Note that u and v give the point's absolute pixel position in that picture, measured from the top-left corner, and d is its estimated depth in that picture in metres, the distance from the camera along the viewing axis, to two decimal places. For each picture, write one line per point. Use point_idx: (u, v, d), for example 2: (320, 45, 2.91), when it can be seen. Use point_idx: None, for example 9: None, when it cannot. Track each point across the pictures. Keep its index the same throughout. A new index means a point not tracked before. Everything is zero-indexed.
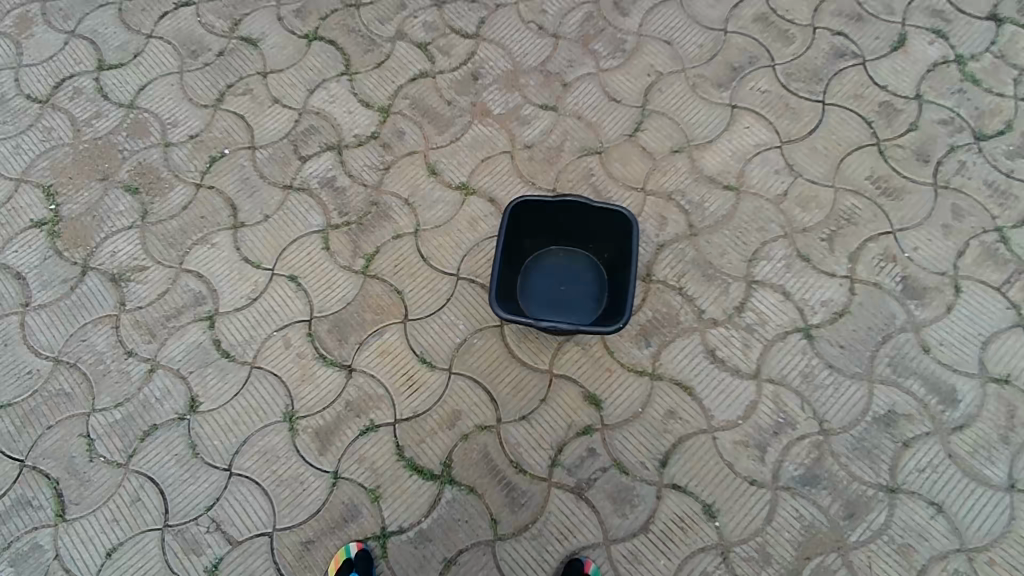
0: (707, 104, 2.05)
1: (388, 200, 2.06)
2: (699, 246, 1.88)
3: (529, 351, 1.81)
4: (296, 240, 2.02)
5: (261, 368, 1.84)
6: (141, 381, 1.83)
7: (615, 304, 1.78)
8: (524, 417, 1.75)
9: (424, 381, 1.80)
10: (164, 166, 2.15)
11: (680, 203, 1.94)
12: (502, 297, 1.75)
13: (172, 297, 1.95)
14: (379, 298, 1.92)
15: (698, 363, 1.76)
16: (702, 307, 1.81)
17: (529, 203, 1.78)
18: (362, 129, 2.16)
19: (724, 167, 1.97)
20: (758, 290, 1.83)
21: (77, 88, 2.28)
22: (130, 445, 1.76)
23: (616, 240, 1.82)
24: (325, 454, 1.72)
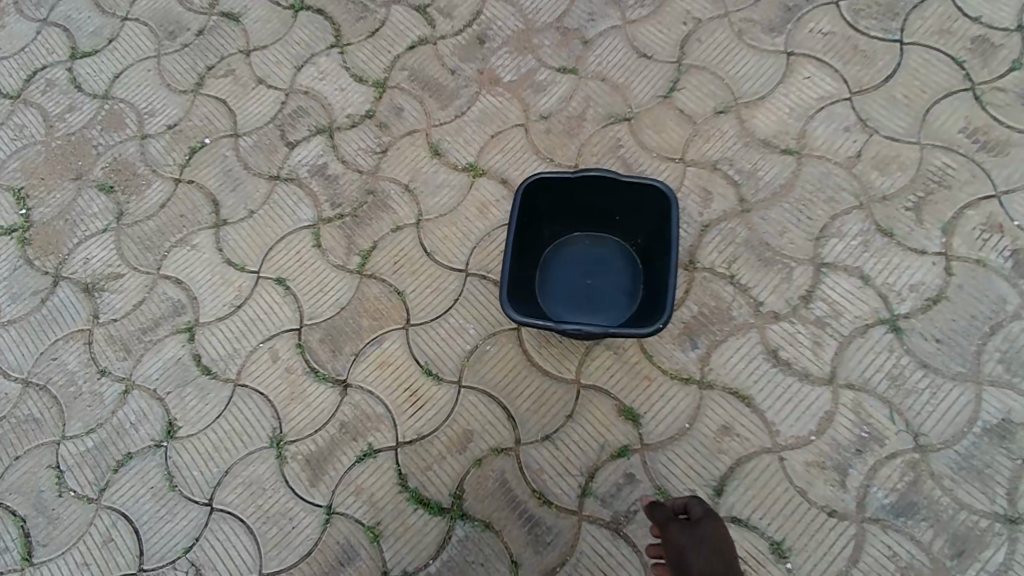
0: (757, 53, 1.71)
1: (386, 186, 1.79)
2: (754, 225, 1.56)
3: (552, 359, 1.53)
4: (283, 237, 1.77)
5: (245, 387, 1.61)
6: (115, 404, 1.63)
7: (653, 298, 1.48)
8: (547, 437, 1.47)
9: (430, 397, 1.54)
10: (141, 160, 1.93)
11: (728, 173, 1.62)
12: (517, 295, 1.46)
13: (148, 308, 1.73)
14: (378, 300, 1.66)
15: (757, 367, 1.45)
16: (759, 298, 1.50)
17: (546, 181, 1.49)
18: (355, 107, 1.89)
19: (780, 128, 1.63)
20: (829, 274, 1.50)
21: (50, 80, 2.07)
22: (102, 477, 1.56)
23: (652, 222, 1.52)
24: (318, 485, 1.49)
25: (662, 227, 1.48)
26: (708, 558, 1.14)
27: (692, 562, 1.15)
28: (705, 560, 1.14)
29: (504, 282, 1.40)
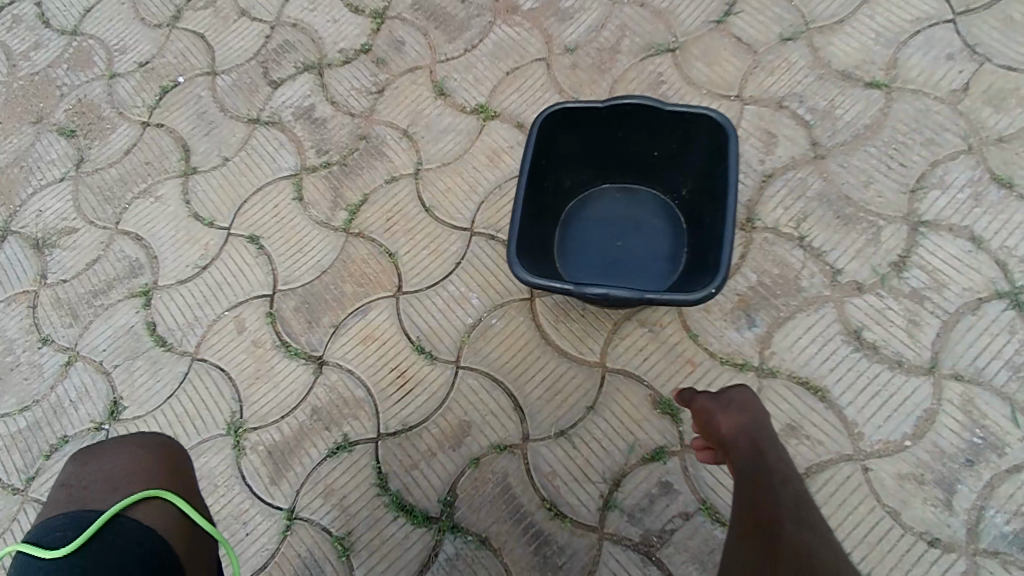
0: None
1: (380, 131, 1.50)
2: (830, 176, 1.24)
3: (570, 337, 1.24)
4: (259, 189, 1.49)
5: (203, 362, 1.35)
6: (55, 378, 1.40)
7: (700, 262, 1.17)
8: (562, 433, 1.18)
9: (420, 379, 1.26)
10: (107, 102, 1.68)
11: (797, 112, 1.30)
12: (529, 254, 1.16)
13: (101, 267, 1.48)
14: (363, 262, 1.38)
15: (834, 352, 1.14)
16: (837, 265, 1.18)
17: (571, 112, 1.19)
18: (349, 42, 1.62)
19: (864, 57, 1.31)
20: (929, 235, 1.18)
21: (15, 16, 1.84)
22: (32, 464, 1.34)
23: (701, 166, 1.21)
24: (279, 483, 1.23)
25: (715, 172, 1.17)
26: (735, 419, 0.97)
27: (722, 426, 0.98)
28: (735, 422, 0.97)
29: (513, 235, 1.11)
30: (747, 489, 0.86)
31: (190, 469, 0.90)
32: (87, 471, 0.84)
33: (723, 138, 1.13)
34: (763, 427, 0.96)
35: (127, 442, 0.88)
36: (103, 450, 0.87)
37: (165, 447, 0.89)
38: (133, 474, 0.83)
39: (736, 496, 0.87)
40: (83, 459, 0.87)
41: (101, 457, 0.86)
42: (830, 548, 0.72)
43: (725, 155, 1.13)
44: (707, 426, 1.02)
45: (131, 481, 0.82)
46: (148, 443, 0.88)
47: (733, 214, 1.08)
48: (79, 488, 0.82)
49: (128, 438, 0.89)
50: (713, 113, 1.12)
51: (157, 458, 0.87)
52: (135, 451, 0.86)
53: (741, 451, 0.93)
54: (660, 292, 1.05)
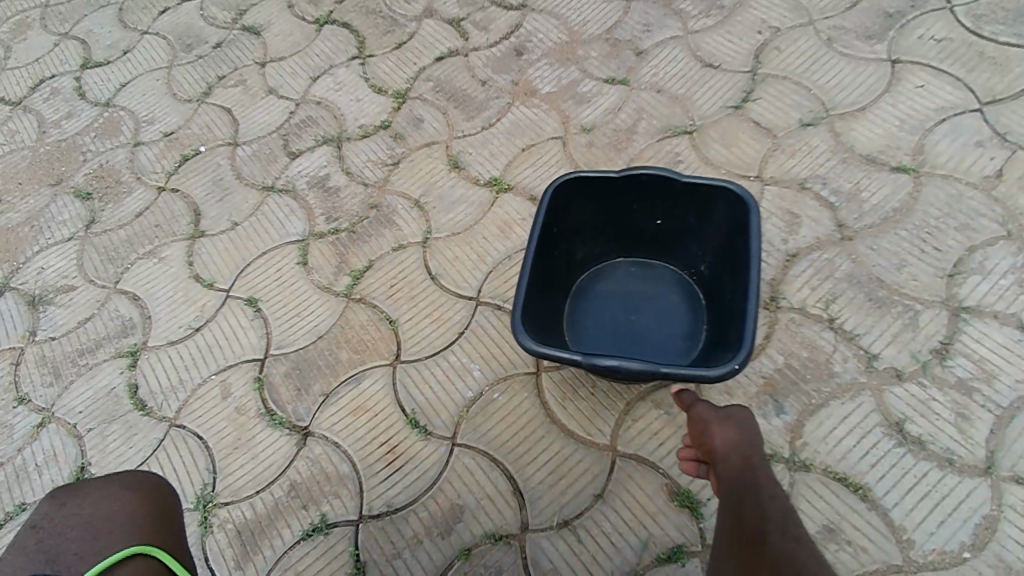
0: (853, 61, 1.40)
1: (392, 200, 1.48)
2: (859, 256, 1.17)
3: (577, 415, 1.15)
4: (264, 253, 1.46)
5: (181, 429, 1.25)
6: (23, 440, 1.30)
7: (721, 339, 1.09)
8: (565, 524, 1.07)
9: (413, 456, 1.16)
10: (127, 167, 1.70)
11: (821, 193, 1.26)
12: (536, 323, 1.09)
13: (93, 326, 1.43)
14: (362, 329, 1.31)
15: (874, 444, 1.02)
16: (872, 349, 1.09)
17: (584, 181, 1.16)
18: (369, 118, 1.65)
19: (888, 142, 1.29)
20: (972, 321, 1.10)
21: (55, 88, 1.93)
22: None
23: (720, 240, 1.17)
24: (244, 567, 1.10)
25: (735, 245, 1.12)
26: (730, 434, 0.89)
27: (714, 439, 0.90)
28: (731, 438, 0.89)
29: (520, 300, 1.04)
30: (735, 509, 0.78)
31: (179, 517, 0.78)
32: (63, 514, 0.72)
33: (743, 210, 1.09)
34: (760, 448, 0.87)
35: (109, 483, 0.76)
36: (83, 489, 0.75)
37: (153, 493, 0.77)
38: (115, 521, 0.71)
39: (723, 516, 0.80)
40: (58, 498, 0.74)
41: (81, 497, 0.73)
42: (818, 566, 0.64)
43: (746, 227, 1.09)
44: (700, 437, 0.93)
45: (113, 531, 0.70)
46: (137, 486, 0.76)
47: (756, 287, 1.01)
48: (52, 534, 0.70)
49: (110, 478, 0.77)
50: (732, 184, 1.09)
51: (146, 504, 0.75)
52: (121, 495, 0.74)
53: (732, 470, 0.84)
54: (677, 366, 0.97)
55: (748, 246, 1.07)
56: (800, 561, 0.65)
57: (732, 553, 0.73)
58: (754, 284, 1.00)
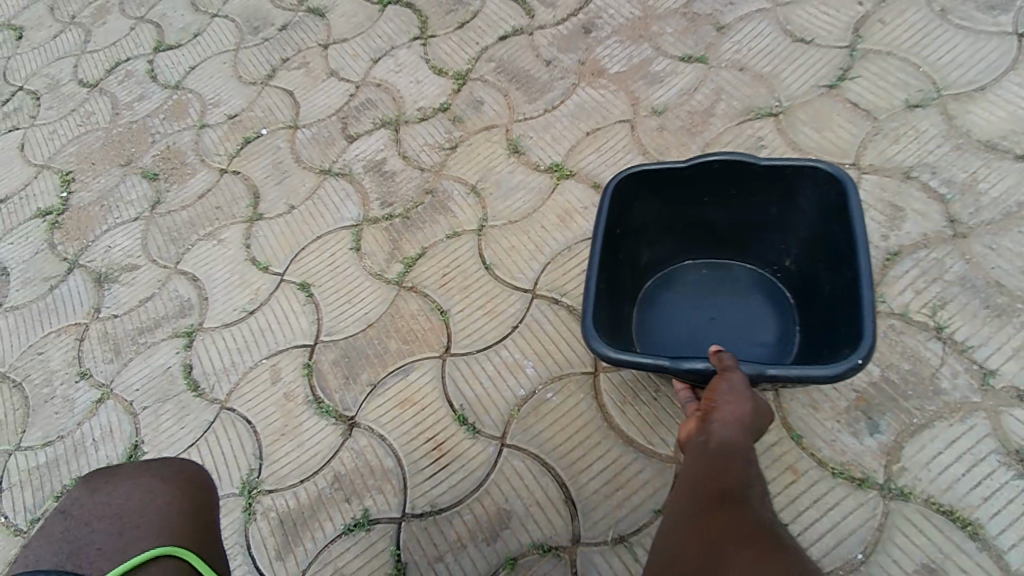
0: (971, 35, 1.23)
1: (448, 185, 1.43)
2: (973, 257, 1.03)
3: (638, 422, 1.07)
4: (319, 237, 1.44)
5: (231, 412, 1.24)
6: (83, 415, 1.32)
7: (826, 340, 0.98)
8: (621, 540, 0.99)
9: (461, 455, 1.10)
10: (193, 149, 1.72)
11: (928, 184, 1.11)
12: (606, 332, 0.99)
13: (153, 305, 1.44)
14: (412, 318, 1.26)
15: (987, 475, 0.88)
16: (988, 364, 0.95)
17: (648, 175, 1.05)
18: (429, 100, 1.59)
19: (1012, 127, 1.13)
20: None
21: (129, 71, 1.99)
22: (40, 505, 1.25)
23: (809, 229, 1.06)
24: (285, 559, 1.07)
25: (830, 231, 1.01)
26: (743, 407, 0.80)
27: (724, 407, 0.80)
28: (742, 417, 0.79)
29: (589, 308, 0.94)
30: (716, 469, 0.73)
31: (214, 514, 0.75)
32: (94, 503, 0.69)
33: (837, 191, 0.98)
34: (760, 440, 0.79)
35: (140, 473, 0.74)
36: (118, 478, 0.73)
37: (185, 486, 0.74)
38: (144, 513, 0.68)
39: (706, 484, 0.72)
40: (92, 485, 0.73)
41: (114, 487, 0.71)
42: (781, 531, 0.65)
43: (843, 209, 0.98)
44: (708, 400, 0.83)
45: (140, 524, 0.66)
46: (168, 479, 0.74)
47: (867, 277, 0.90)
48: (80, 524, 0.66)
49: (145, 467, 0.75)
50: (821, 164, 0.99)
51: (178, 499, 0.72)
52: (153, 486, 0.72)
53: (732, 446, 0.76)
54: (785, 366, 0.85)
55: (849, 230, 0.96)
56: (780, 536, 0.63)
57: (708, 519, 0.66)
58: (863, 274, 0.89)
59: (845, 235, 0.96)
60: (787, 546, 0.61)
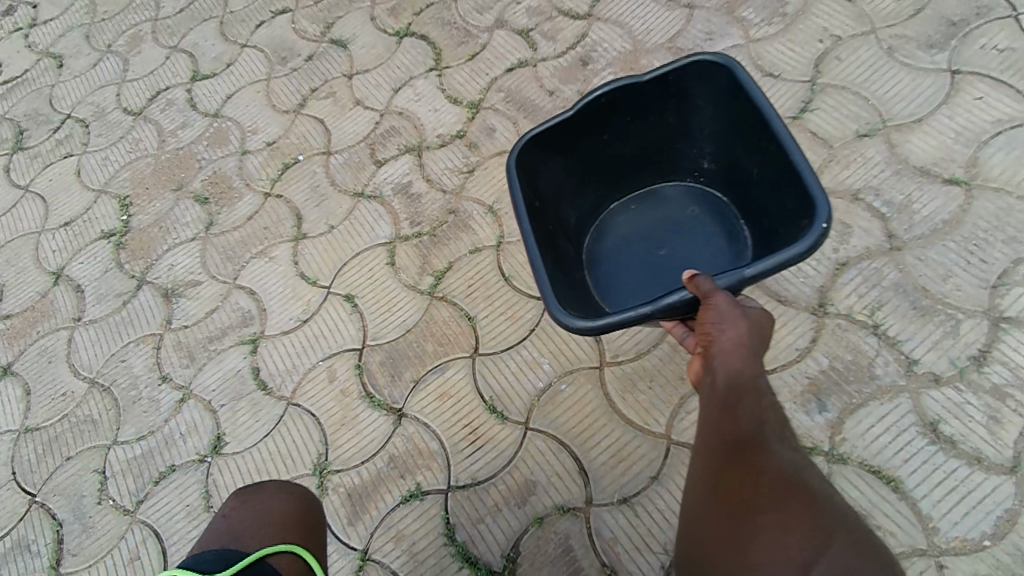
0: (912, 72, 1.44)
1: (468, 206, 1.65)
2: (905, 267, 1.26)
3: (637, 406, 1.31)
4: (359, 254, 1.67)
5: (297, 407, 1.48)
6: (169, 412, 1.56)
7: (771, 212, 1.29)
8: (624, 501, 1.24)
9: (493, 436, 1.35)
10: (238, 174, 1.94)
11: (872, 204, 1.33)
12: (574, 306, 1.25)
13: (219, 316, 1.68)
14: (444, 324, 1.50)
15: (910, 441, 1.13)
16: (912, 354, 1.19)
17: (542, 137, 1.31)
18: (447, 127, 1.81)
19: (943, 154, 1.34)
20: (1011, 332, 1.17)
21: (170, 99, 2.20)
22: (142, 489, 1.49)
23: (710, 121, 1.36)
24: (354, 525, 1.32)
25: (728, 108, 1.31)
26: (739, 337, 0.94)
27: (725, 342, 0.94)
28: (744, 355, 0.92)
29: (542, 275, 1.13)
30: (728, 411, 0.86)
31: (320, 523, 0.98)
32: (245, 506, 0.94)
33: (723, 74, 1.27)
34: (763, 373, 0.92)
35: (276, 487, 0.98)
36: (260, 490, 0.97)
37: (304, 502, 0.97)
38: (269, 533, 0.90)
39: (725, 428, 0.85)
40: (241, 495, 0.97)
41: (259, 496, 0.96)
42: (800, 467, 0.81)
43: (735, 85, 1.26)
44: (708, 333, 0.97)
45: (276, 525, 0.91)
46: (295, 495, 0.98)
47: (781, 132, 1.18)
48: (236, 520, 0.92)
49: (280, 484, 1.00)
50: (700, 56, 1.27)
51: (298, 510, 0.95)
52: (283, 497, 0.96)
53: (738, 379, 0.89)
54: (757, 264, 1.05)
55: (744, 98, 1.26)
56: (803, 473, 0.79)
57: (737, 466, 0.80)
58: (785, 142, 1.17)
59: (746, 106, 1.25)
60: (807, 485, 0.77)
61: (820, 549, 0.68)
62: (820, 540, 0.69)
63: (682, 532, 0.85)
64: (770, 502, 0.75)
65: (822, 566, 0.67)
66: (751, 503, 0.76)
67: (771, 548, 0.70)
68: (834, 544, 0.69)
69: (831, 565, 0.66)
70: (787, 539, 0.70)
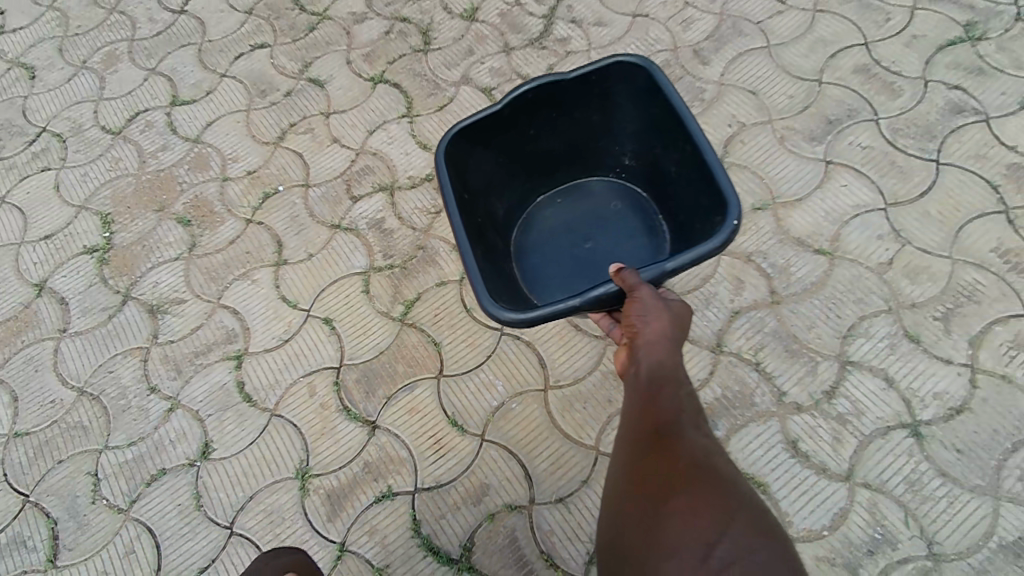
0: (797, 159, 1.80)
1: (435, 244, 1.91)
2: (783, 318, 1.61)
3: (573, 422, 1.61)
4: (336, 281, 1.89)
5: (280, 417, 1.70)
6: (159, 420, 1.74)
7: (682, 204, 1.63)
8: (561, 500, 1.54)
9: (454, 446, 1.61)
10: (219, 200, 2.11)
11: (761, 265, 1.67)
12: (507, 297, 1.56)
13: (205, 333, 1.86)
14: (413, 348, 1.75)
15: (777, 455, 1.48)
16: (783, 388, 1.54)
17: (474, 127, 1.58)
18: (417, 171, 2.06)
19: (815, 229, 1.70)
20: (854, 372, 1.54)
21: (149, 121, 2.32)
22: (134, 490, 1.66)
23: (631, 117, 1.68)
24: (334, 520, 1.56)
25: (645, 104, 1.62)
26: (660, 334, 1.21)
27: (648, 339, 1.21)
28: (664, 355, 1.19)
29: (467, 255, 1.40)
30: (651, 402, 1.11)
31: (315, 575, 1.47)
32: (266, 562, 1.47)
33: (641, 75, 1.57)
34: (679, 366, 1.18)
35: (287, 551, 1.51)
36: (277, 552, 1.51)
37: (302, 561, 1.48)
38: None
39: (647, 417, 1.09)
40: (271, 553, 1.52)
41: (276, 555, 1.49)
42: (709, 455, 1.01)
43: (652, 84, 1.56)
44: (636, 330, 1.24)
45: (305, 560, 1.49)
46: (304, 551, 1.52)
47: (692, 127, 1.49)
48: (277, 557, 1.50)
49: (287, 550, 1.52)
50: (623, 56, 1.55)
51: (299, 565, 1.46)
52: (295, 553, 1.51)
53: (656, 370, 1.16)
54: (678, 258, 1.31)
55: (659, 97, 1.56)
56: (711, 460, 1.00)
57: (657, 453, 1.02)
58: (698, 138, 1.47)
59: (661, 104, 1.56)
60: (713, 470, 0.97)
61: (722, 529, 0.86)
62: (724, 523, 0.87)
63: (607, 506, 1.06)
64: (683, 488, 0.93)
65: (724, 544, 0.85)
66: (667, 487, 0.95)
67: (681, 527, 0.88)
68: (734, 526, 0.87)
69: (732, 544, 0.84)
70: (695, 523, 0.88)
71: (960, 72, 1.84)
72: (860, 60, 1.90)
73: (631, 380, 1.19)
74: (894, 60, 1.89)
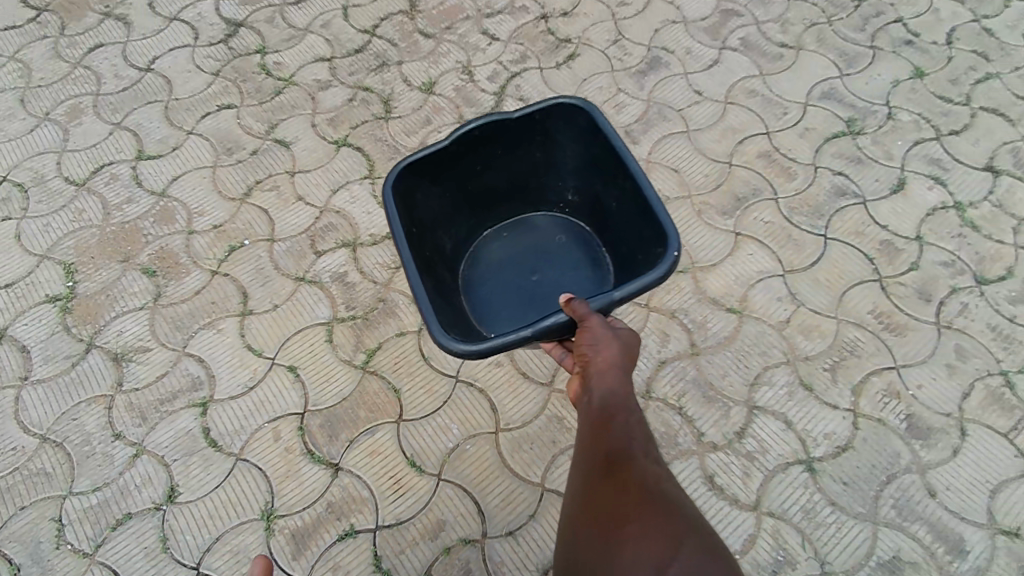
0: (712, 230, 2.09)
1: (395, 297, 2.08)
2: (702, 368, 1.86)
3: (521, 462, 1.79)
4: (300, 331, 2.02)
5: (245, 461, 1.80)
6: (123, 465, 1.81)
7: (621, 235, 1.88)
8: (510, 533, 1.70)
9: (413, 485, 1.76)
10: (185, 252, 2.22)
11: (683, 321, 1.93)
12: (456, 327, 1.75)
13: (170, 380, 1.95)
14: (374, 394, 1.90)
15: (696, 488, 1.71)
16: (701, 430, 1.78)
17: (424, 162, 1.79)
18: (378, 229, 2.24)
19: (727, 291, 1.98)
20: (759, 416, 1.80)
21: (114, 173, 2.41)
22: (100, 534, 1.73)
23: (572, 154, 1.93)
24: (299, 558, 1.68)
25: (583, 142, 1.87)
26: (609, 363, 1.40)
27: (598, 369, 1.40)
28: (614, 381, 1.37)
29: (418, 288, 1.58)
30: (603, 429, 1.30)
31: None
32: None
33: (581, 116, 1.82)
34: (629, 392, 1.37)
35: None
36: None
37: None
38: None
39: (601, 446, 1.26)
40: None
41: None
42: (655, 483, 1.19)
43: (591, 125, 1.81)
44: (588, 361, 1.43)
45: None
46: None
47: (629, 161, 1.74)
48: None
49: None
50: (562, 100, 1.81)
51: None
52: None
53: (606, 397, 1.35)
54: (623, 288, 1.55)
55: (597, 137, 1.82)
56: (658, 487, 1.18)
57: (612, 484, 1.18)
58: (634, 171, 1.73)
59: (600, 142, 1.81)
60: (659, 498, 1.14)
61: (670, 554, 1.02)
62: (672, 548, 1.03)
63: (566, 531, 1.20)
64: (636, 518, 1.09)
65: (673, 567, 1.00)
66: (621, 516, 1.11)
67: (636, 552, 1.03)
68: (680, 550, 1.03)
69: (681, 566, 1.00)
70: (648, 550, 1.03)
71: (843, 160, 2.20)
72: (763, 147, 2.24)
73: (586, 406, 1.37)
74: (790, 148, 2.23)
